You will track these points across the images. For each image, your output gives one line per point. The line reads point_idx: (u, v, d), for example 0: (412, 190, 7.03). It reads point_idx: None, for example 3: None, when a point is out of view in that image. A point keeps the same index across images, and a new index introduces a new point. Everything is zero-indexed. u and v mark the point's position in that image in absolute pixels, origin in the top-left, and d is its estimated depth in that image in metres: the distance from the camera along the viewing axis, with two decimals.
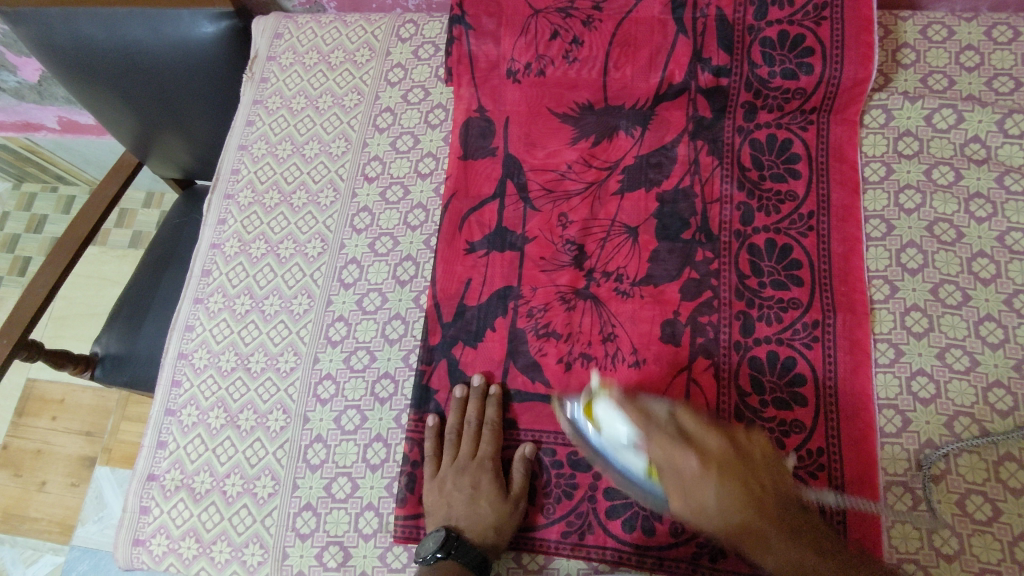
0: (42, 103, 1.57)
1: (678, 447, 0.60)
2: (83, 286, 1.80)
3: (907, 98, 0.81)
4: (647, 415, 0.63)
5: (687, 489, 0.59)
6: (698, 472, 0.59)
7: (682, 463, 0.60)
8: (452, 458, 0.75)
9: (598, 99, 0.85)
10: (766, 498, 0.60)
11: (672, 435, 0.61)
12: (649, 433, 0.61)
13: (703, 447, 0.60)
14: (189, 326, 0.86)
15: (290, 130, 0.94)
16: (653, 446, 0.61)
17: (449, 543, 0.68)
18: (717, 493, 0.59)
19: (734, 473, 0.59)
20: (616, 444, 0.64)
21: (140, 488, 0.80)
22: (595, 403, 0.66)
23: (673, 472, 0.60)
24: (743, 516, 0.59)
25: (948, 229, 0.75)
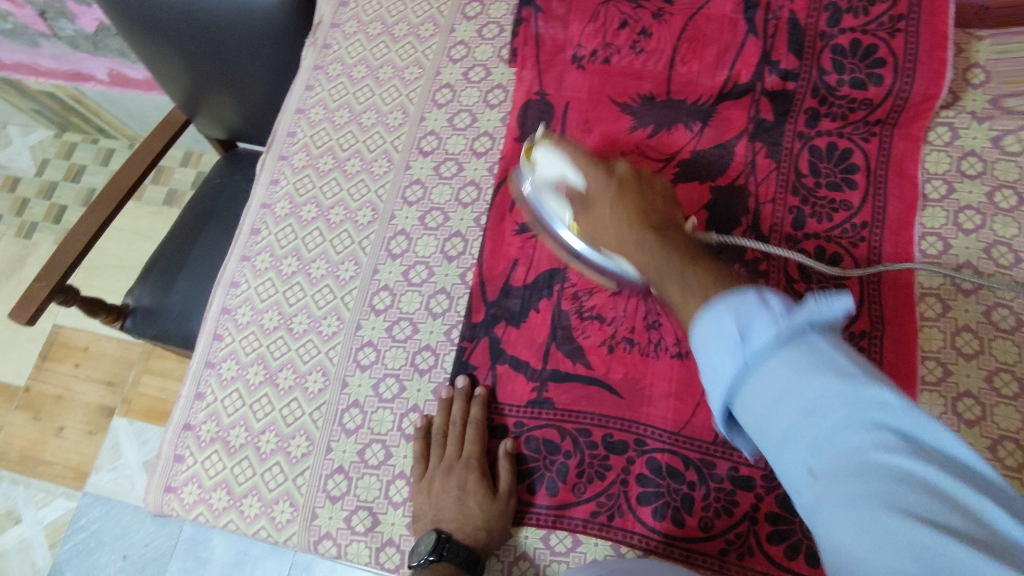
0: (95, 55, 1.59)
1: (582, 170, 0.70)
2: (116, 239, 1.82)
3: (975, 118, 0.80)
4: (580, 150, 0.71)
5: (598, 211, 0.68)
6: (606, 188, 0.68)
7: (590, 178, 0.69)
8: (438, 459, 0.73)
9: (660, 91, 0.84)
10: (636, 219, 0.64)
11: (582, 150, 0.71)
12: (573, 158, 0.71)
13: (612, 175, 0.68)
14: (235, 283, 0.87)
15: (348, 98, 0.94)
16: (577, 172, 0.70)
17: (440, 546, 0.66)
18: (621, 210, 0.66)
19: (630, 186, 0.67)
20: (546, 181, 0.74)
21: (175, 436, 0.81)
22: (535, 146, 0.75)
23: (589, 192, 0.69)
24: (614, 214, 0.66)
25: (1006, 252, 0.75)
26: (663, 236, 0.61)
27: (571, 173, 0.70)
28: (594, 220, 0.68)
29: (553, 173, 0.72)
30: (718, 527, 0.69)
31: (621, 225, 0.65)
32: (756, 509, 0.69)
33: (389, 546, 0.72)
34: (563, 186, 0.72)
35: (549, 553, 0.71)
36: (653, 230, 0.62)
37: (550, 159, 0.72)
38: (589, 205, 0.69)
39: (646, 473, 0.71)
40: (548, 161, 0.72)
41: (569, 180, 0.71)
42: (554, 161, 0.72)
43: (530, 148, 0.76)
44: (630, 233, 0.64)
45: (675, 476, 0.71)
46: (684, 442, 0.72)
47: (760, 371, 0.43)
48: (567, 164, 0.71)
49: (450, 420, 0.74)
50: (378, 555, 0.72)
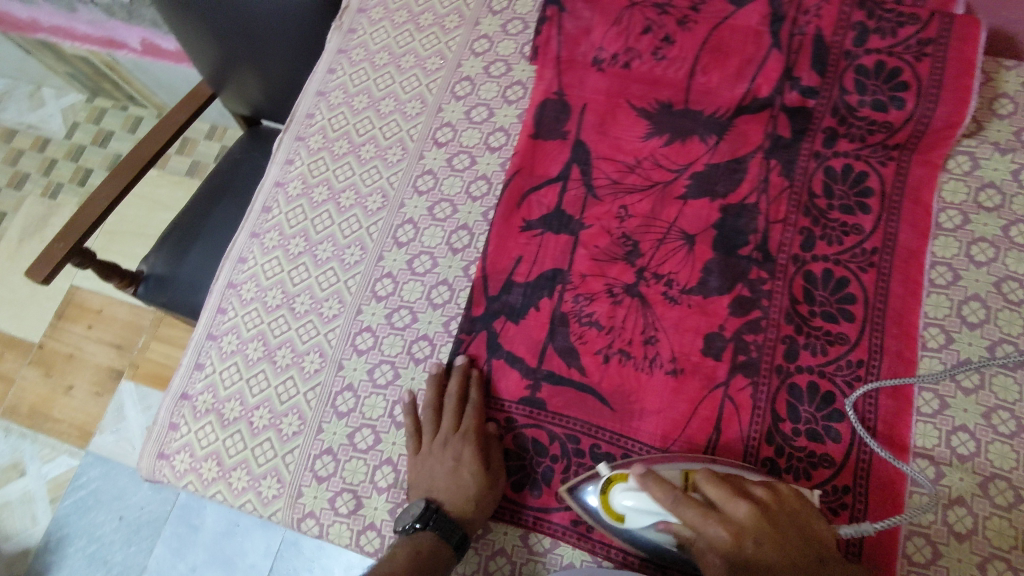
0: (130, 23, 1.61)
1: (680, 512, 0.58)
2: (136, 205, 1.85)
3: (997, 149, 0.79)
4: (663, 482, 0.59)
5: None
6: (743, 545, 0.55)
7: (712, 535, 0.56)
8: (435, 433, 0.74)
9: (679, 99, 0.84)
10: (809, 536, 0.57)
11: (667, 492, 0.59)
12: (661, 499, 0.59)
13: (736, 523, 0.56)
14: (243, 258, 0.88)
15: (369, 84, 0.95)
16: (674, 514, 0.58)
17: (427, 516, 0.68)
18: (764, 567, 0.55)
19: (772, 524, 0.56)
20: (636, 521, 0.63)
21: (172, 404, 0.82)
22: (613, 491, 0.64)
23: (720, 538, 0.56)
24: (782, 561, 0.55)
25: (1016, 288, 0.73)
26: (821, 566, 0.56)
27: (670, 515, 0.59)
28: (738, 569, 0.55)
29: (648, 513, 0.61)
30: None
31: (766, 552, 0.55)
32: None
33: (370, 530, 0.73)
34: (663, 522, 0.62)
35: (527, 552, 0.72)
36: (818, 573, 0.55)
37: (641, 500, 0.61)
38: (733, 496, 0.58)
39: None
40: (641, 505, 0.61)
41: (669, 519, 0.61)
42: (638, 499, 0.61)
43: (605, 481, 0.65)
44: (749, 518, 0.56)
45: None
46: None
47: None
48: (662, 508, 0.59)
49: (448, 392, 0.76)
50: (359, 538, 0.73)
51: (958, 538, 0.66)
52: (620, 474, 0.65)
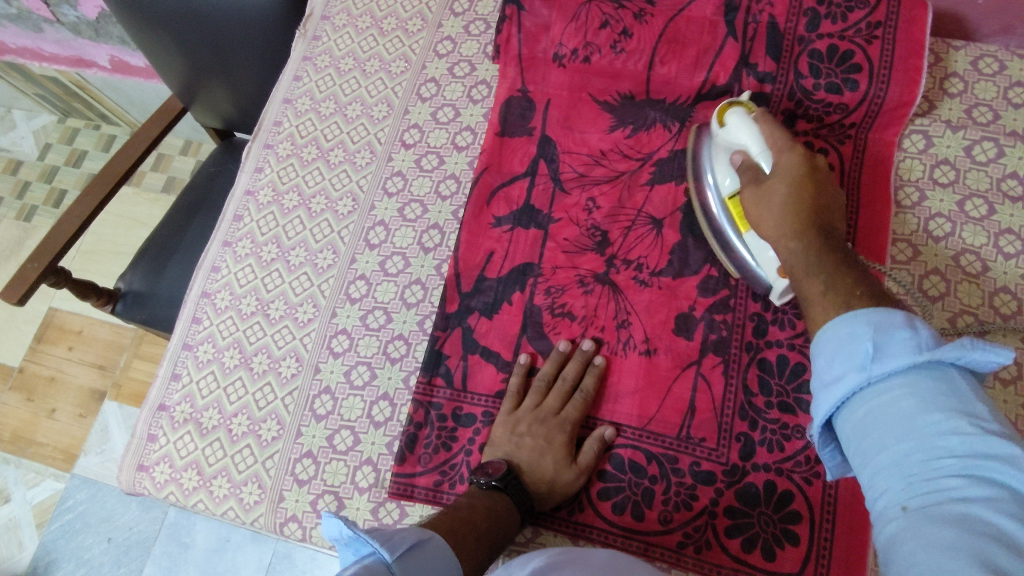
0: (97, 41, 1.60)
1: (767, 142, 0.69)
2: (112, 224, 1.84)
3: (949, 127, 0.81)
4: (775, 126, 0.70)
5: (771, 185, 0.67)
6: (791, 170, 0.67)
7: (774, 190, 0.66)
8: (536, 406, 0.74)
9: (640, 90, 0.86)
10: (818, 225, 0.63)
11: (778, 127, 0.70)
12: (763, 129, 0.70)
13: (807, 162, 0.67)
14: (216, 267, 0.88)
15: (335, 89, 0.96)
16: (762, 140, 0.70)
17: (506, 478, 0.68)
18: (788, 196, 0.65)
19: (808, 187, 0.66)
20: (729, 145, 0.74)
21: (150, 416, 0.82)
22: (732, 109, 0.73)
23: (773, 168, 0.68)
24: (786, 191, 0.65)
25: (973, 261, 0.75)
26: (817, 245, 0.62)
27: (753, 145, 0.70)
28: (763, 193, 0.68)
29: (737, 140, 0.72)
30: (677, 521, 0.70)
31: (786, 198, 0.65)
32: (714, 504, 0.70)
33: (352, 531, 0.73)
34: (739, 153, 0.72)
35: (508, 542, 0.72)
36: (808, 242, 0.62)
37: (742, 126, 0.71)
38: (811, 154, 0.68)
39: (609, 468, 0.73)
40: (740, 126, 0.71)
41: (750, 152, 0.71)
42: (745, 130, 0.71)
43: (726, 107, 0.75)
44: (800, 169, 0.66)
45: (637, 471, 0.72)
46: (649, 437, 0.73)
47: (883, 392, 0.46)
48: (756, 135, 0.70)
49: (562, 373, 0.75)
50: None
51: None
52: (750, 107, 0.74)
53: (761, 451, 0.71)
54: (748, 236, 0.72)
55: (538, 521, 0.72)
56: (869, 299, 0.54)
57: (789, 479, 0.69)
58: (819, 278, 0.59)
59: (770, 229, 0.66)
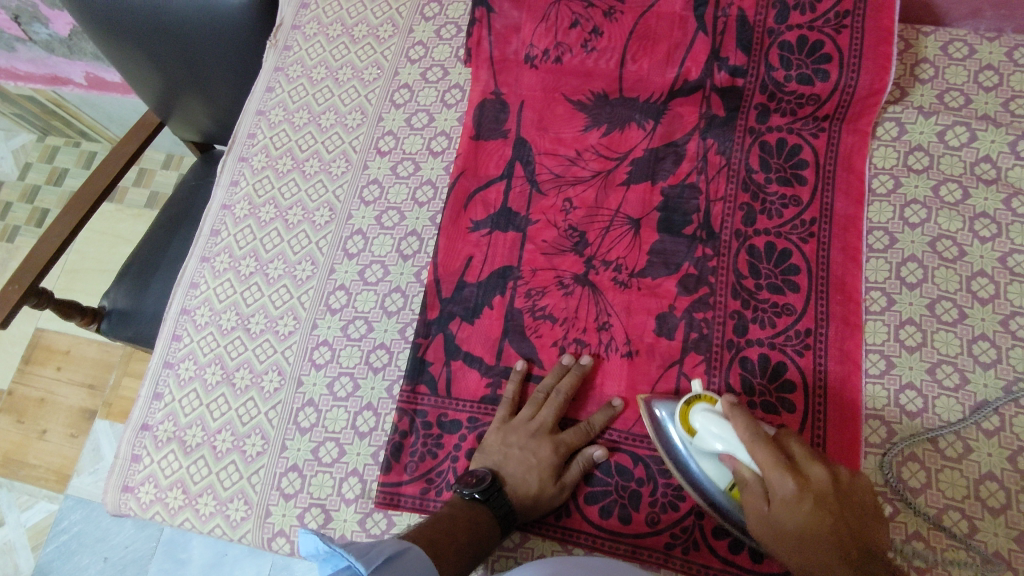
0: (71, 58, 1.59)
1: (750, 449, 0.58)
2: (96, 242, 1.83)
3: (921, 113, 0.81)
4: (750, 429, 0.59)
5: (780, 519, 0.55)
6: (796, 505, 0.54)
7: (776, 484, 0.56)
8: (531, 418, 0.73)
9: (612, 89, 0.85)
10: (860, 562, 0.53)
11: (750, 432, 0.59)
12: (741, 434, 0.59)
13: (806, 488, 0.55)
14: (194, 283, 0.88)
15: (308, 99, 0.95)
16: (745, 449, 0.59)
17: (488, 490, 0.67)
18: (804, 525, 0.54)
19: (826, 507, 0.54)
20: (703, 448, 0.63)
21: (133, 436, 0.81)
22: (693, 412, 0.65)
23: (764, 483, 0.57)
24: (799, 527, 0.54)
25: (950, 246, 0.75)
26: (839, 525, 0.54)
27: (742, 454, 0.59)
28: (765, 517, 0.56)
29: (718, 445, 0.61)
30: (664, 522, 0.69)
31: (809, 514, 0.54)
32: (702, 503, 0.69)
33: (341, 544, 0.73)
34: (724, 459, 0.61)
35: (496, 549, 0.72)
36: (835, 539, 0.54)
37: (718, 431, 0.61)
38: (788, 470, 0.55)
39: (596, 472, 0.72)
40: (711, 432, 0.62)
41: (738, 457, 0.59)
42: (720, 434, 0.61)
43: (688, 407, 0.67)
44: (807, 501, 0.54)
45: (623, 474, 0.72)
46: (635, 439, 0.73)
47: None
48: (733, 441, 0.60)
49: (560, 387, 0.74)
50: None
51: (912, 494, 0.67)
52: (714, 400, 0.67)
53: None
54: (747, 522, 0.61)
55: (526, 526, 0.72)
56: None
57: None
58: None
59: (794, 557, 0.55)
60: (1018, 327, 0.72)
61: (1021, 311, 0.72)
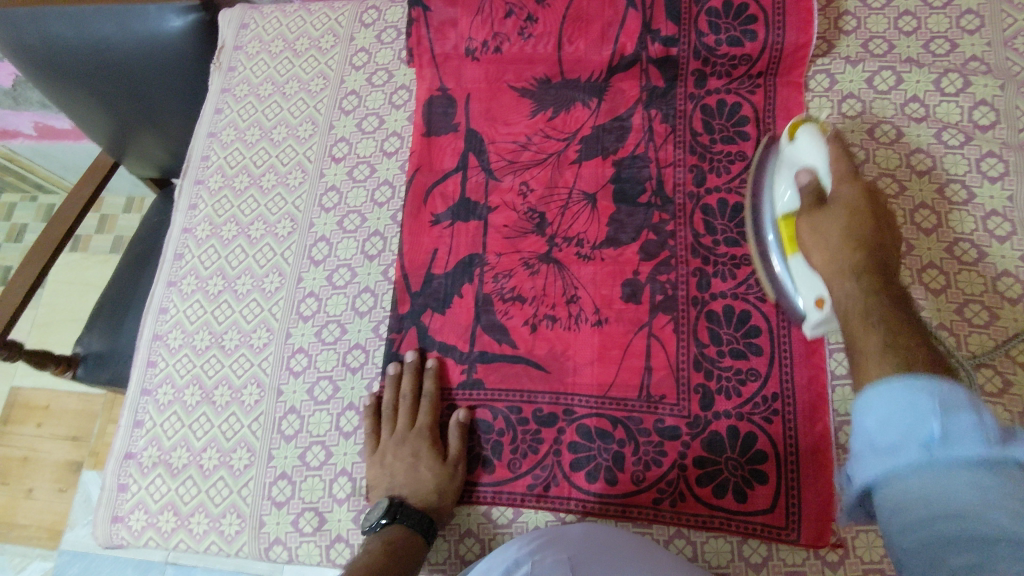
0: (18, 109, 1.58)
1: (832, 165, 0.65)
2: (65, 292, 1.81)
3: (849, 62, 0.84)
4: (843, 149, 0.65)
5: (835, 199, 0.63)
6: (846, 190, 0.63)
7: (835, 169, 0.64)
8: (390, 432, 0.76)
9: (554, 73, 0.88)
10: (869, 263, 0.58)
11: (842, 167, 0.64)
12: (830, 156, 0.65)
13: (860, 185, 0.63)
14: (164, 308, 0.88)
15: (258, 116, 0.96)
16: (828, 162, 0.65)
17: (392, 510, 0.69)
18: (871, 306, 0.54)
19: (870, 202, 0.62)
20: (797, 163, 0.70)
21: (117, 466, 0.81)
22: (801, 129, 0.70)
23: (834, 196, 0.63)
24: (846, 207, 0.61)
25: (891, 183, 0.79)
26: (876, 225, 0.60)
27: (822, 169, 0.66)
28: (819, 223, 0.63)
29: (805, 159, 0.68)
30: (649, 479, 0.71)
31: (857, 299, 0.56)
32: (684, 456, 0.71)
33: (338, 543, 0.74)
34: (806, 175, 0.67)
35: (493, 527, 0.73)
36: (869, 280, 0.57)
37: (812, 147, 0.68)
38: (855, 187, 0.63)
39: (578, 440, 0.74)
40: (808, 145, 0.68)
41: (819, 172, 0.66)
42: (813, 149, 0.67)
43: (796, 127, 0.72)
44: (849, 197, 0.62)
45: (605, 438, 0.73)
46: (612, 403, 0.75)
47: (941, 477, 0.39)
48: (823, 159, 0.66)
49: (401, 393, 0.77)
50: (329, 553, 0.74)
51: None
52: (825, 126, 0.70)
53: (720, 400, 0.73)
54: (793, 260, 0.69)
55: (519, 501, 0.73)
56: (922, 337, 0.50)
57: (750, 421, 0.71)
58: (883, 301, 0.54)
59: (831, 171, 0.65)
60: (963, 252, 0.75)
61: (964, 237, 0.75)
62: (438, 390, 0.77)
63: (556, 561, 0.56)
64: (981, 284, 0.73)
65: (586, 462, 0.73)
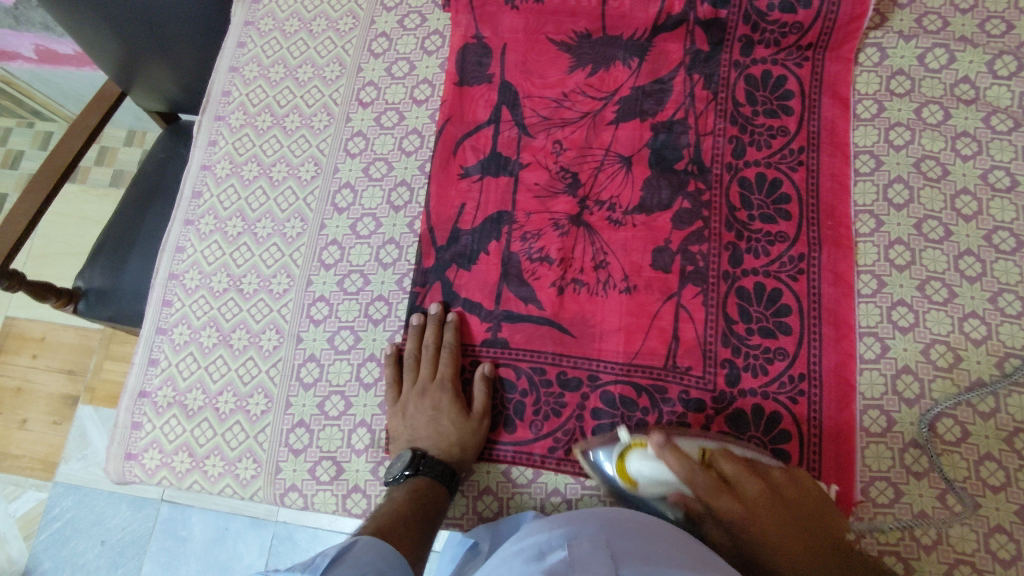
0: (19, 30, 1.51)
1: (690, 487, 0.62)
2: (62, 224, 1.77)
3: (902, 37, 0.82)
4: (682, 453, 0.62)
5: (733, 510, 0.61)
6: (739, 511, 0.61)
7: (702, 487, 0.61)
8: (412, 383, 0.75)
9: (595, 28, 0.85)
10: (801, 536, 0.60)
11: (689, 468, 0.61)
12: (678, 470, 0.61)
13: (745, 496, 0.62)
14: (180, 248, 0.86)
15: (282, 53, 0.92)
16: (687, 488, 0.62)
17: (416, 462, 0.69)
18: (764, 525, 0.61)
19: (778, 501, 0.62)
20: (648, 489, 0.65)
21: (131, 403, 0.80)
22: (630, 456, 0.65)
23: (721, 512, 0.61)
24: (704, 478, 0.61)
25: (934, 166, 0.77)
26: (766, 504, 0.61)
27: (687, 490, 0.63)
28: (728, 512, 0.61)
29: (659, 487, 0.65)
30: None
31: (762, 515, 0.61)
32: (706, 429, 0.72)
33: (354, 493, 0.73)
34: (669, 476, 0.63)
35: (511, 486, 0.74)
36: (776, 517, 0.61)
37: (654, 470, 0.64)
38: (718, 493, 0.61)
39: (601, 406, 0.73)
40: (656, 481, 0.64)
41: (686, 495, 0.63)
42: (662, 482, 0.64)
43: (623, 452, 0.66)
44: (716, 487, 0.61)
45: (629, 405, 0.73)
46: (637, 370, 0.74)
47: None
48: (671, 480, 0.64)
49: (423, 344, 0.76)
50: (345, 502, 0.73)
51: (908, 404, 0.70)
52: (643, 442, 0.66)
53: (746, 376, 0.73)
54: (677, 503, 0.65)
55: (538, 463, 0.73)
56: None
57: (775, 401, 0.72)
58: None
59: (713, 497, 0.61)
60: (1001, 241, 0.74)
61: (1003, 226, 0.74)
62: (459, 342, 0.77)
63: (592, 545, 0.51)
64: (1017, 274, 0.73)
65: (607, 429, 0.72)
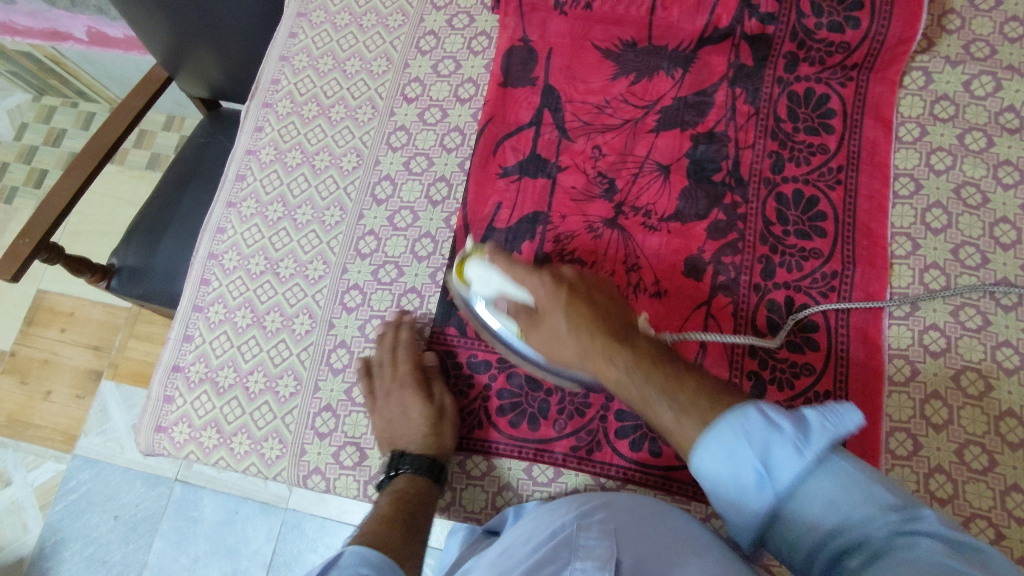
0: (73, 11, 1.53)
1: (523, 283, 0.65)
2: (98, 204, 1.81)
3: (949, 62, 0.82)
4: (512, 262, 0.67)
5: (549, 323, 0.63)
6: (550, 298, 0.64)
7: (534, 291, 0.65)
8: (380, 386, 0.75)
9: (641, 37, 0.86)
10: (611, 326, 0.61)
11: (521, 265, 0.66)
12: (510, 272, 0.66)
13: (555, 281, 0.65)
14: (221, 228, 0.88)
15: (332, 46, 0.94)
16: (519, 285, 0.66)
17: (397, 463, 0.70)
18: (562, 324, 0.62)
19: (580, 296, 0.63)
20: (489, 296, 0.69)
21: (164, 377, 0.82)
22: (467, 262, 0.71)
23: (538, 304, 0.65)
24: (547, 294, 0.64)
25: (974, 193, 0.77)
26: (589, 303, 0.62)
27: (517, 289, 0.66)
28: (547, 333, 0.64)
29: (493, 288, 0.68)
30: None
31: (569, 339, 0.62)
32: None
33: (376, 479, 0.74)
34: (504, 297, 0.67)
35: (531, 484, 0.74)
36: (602, 320, 0.62)
37: (487, 275, 0.68)
38: (533, 275, 0.65)
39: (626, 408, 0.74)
40: (486, 280, 0.68)
41: (512, 294, 0.67)
42: (490, 278, 0.68)
43: (462, 263, 0.72)
44: (547, 290, 0.64)
45: None
46: None
47: None
48: (506, 279, 0.67)
49: (382, 348, 0.77)
50: (366, 488, 0.74)
51: (935, 429, 0.70)
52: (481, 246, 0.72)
53: (771, 390, 0.73)
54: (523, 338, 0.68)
55: (558, 462, 0.73)
56: (704, 401, 0.53)
57: None
58: (664, 409, 0.54)
59: (539, 337, 0.65)
60: None
61: None
62: (413, 338, 0.77)
63: (602, 532, 0.53)
64: None
65: (630, 432, 0.73)
